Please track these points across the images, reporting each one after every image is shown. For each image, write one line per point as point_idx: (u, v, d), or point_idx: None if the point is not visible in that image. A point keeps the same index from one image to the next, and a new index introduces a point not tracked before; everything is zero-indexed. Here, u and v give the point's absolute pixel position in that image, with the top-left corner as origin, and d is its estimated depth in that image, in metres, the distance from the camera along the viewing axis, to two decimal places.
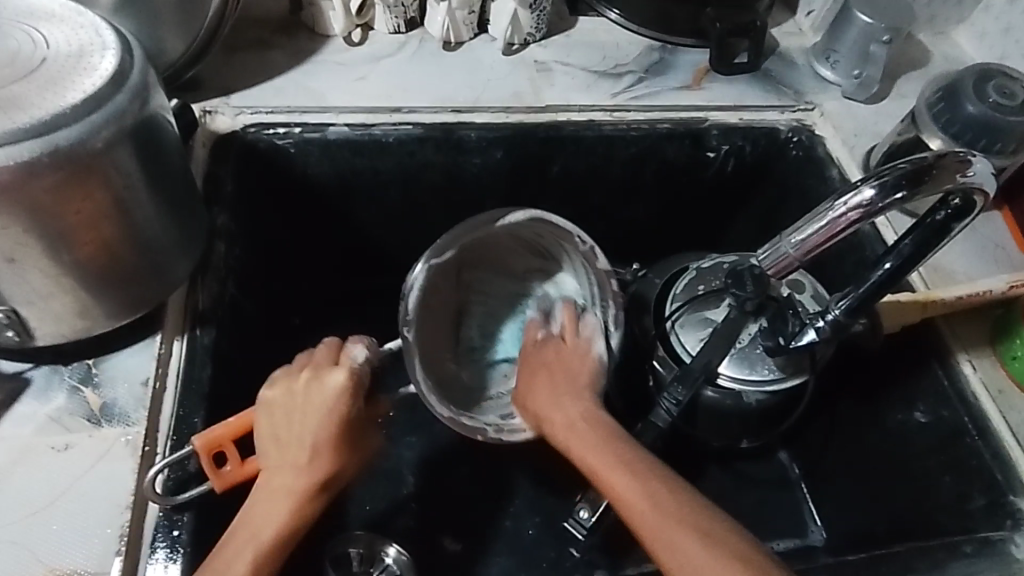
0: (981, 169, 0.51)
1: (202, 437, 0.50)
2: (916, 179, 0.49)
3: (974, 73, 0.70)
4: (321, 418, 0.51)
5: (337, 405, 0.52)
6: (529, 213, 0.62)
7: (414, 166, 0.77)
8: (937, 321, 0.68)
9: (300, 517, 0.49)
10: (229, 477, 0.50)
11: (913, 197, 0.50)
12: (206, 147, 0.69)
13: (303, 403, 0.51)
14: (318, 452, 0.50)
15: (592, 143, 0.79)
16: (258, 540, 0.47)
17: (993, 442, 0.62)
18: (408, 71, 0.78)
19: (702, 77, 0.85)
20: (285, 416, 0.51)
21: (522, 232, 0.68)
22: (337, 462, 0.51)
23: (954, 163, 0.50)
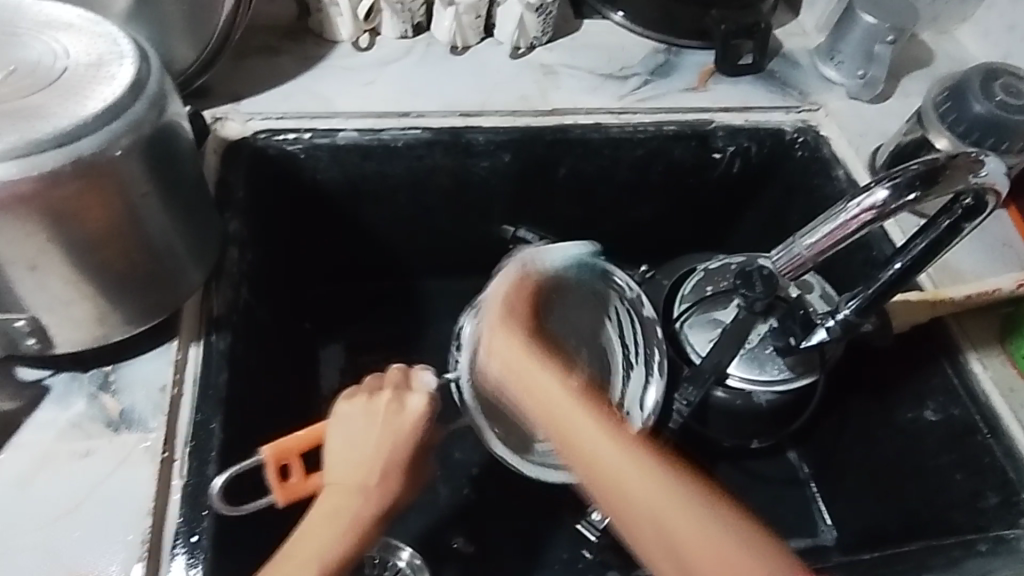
0: (993, 169, 0.52)
1: (273, 445, 0.53)
2: (930, 179, 0.50)
3: (979, 73, 0.70)
4: (389, 438, 0.54)
5: (406, 436, 0.54)
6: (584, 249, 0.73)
7: (423, 171, 0.77)
8: (946, 320, 0.68)
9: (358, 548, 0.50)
10: (293, 490, 0.53)
11: (926, 196, 0.50)
12: (218, 154, 0.69)
13: (370, 434, 0.54)
14: (387, 472, 0.53)
15: (599, 146, 0.80)
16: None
17: (1005, 440, 0.62)
18: (417, 75, 0.78)
19: (707, 79, 0.86)
20: (356, 434, 0.54)
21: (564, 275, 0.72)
22: (405, 480, 0.54)
23: (966, 163, 0.51)
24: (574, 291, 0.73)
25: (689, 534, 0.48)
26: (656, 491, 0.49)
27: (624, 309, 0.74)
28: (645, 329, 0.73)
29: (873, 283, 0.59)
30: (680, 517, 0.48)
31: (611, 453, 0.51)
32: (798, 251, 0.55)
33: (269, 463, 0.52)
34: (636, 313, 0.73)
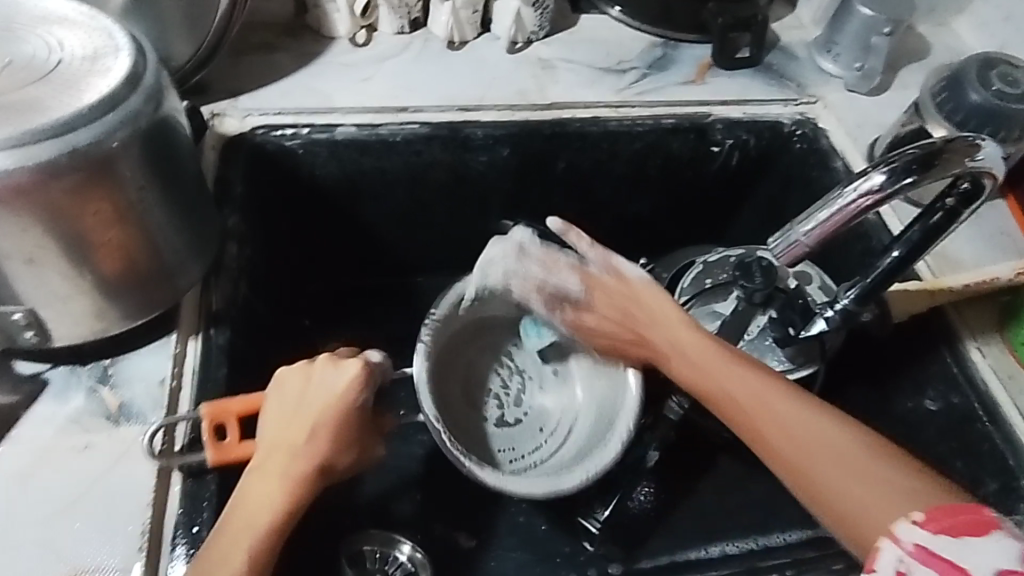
0: (991, 153, 0.51)
1: (214, 404, 0.51)
2: (926, 164, 0.50)
3: (977, 61, 0.70)
4: (325, 402, 0.51)
5: (340, 406, 0.51)
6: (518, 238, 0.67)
7: (421, 165, 0.77)
8: (945, 309, 0.68)
9: (285, 524, 0.47)
10: (224, 451, 0.50)
11: (924, 180, 0.50)
12: (215, 150, 0.69)
13: (305, 403, 0.51)
14: (315, 432, 0.50)
15: (597, 139, 0.80)
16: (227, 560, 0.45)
17: (1004, 426, 0.63)
18: (414, 70, 0.78)
19: (705, 72, 0.86)
20: (293, 397, 0.51)
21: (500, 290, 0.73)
22: (340, 445, 0.51)
23: (963, 147, 0.51)
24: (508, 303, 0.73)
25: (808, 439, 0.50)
26: (794, 405, 0.51)
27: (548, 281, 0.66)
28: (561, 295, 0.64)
29: (871, 272, 0.60)
30: (838, 439, 0.49)
31: (739, 383, 0.54)
32: (796, 238, 0.54)
33: (206, 421, 0.51)
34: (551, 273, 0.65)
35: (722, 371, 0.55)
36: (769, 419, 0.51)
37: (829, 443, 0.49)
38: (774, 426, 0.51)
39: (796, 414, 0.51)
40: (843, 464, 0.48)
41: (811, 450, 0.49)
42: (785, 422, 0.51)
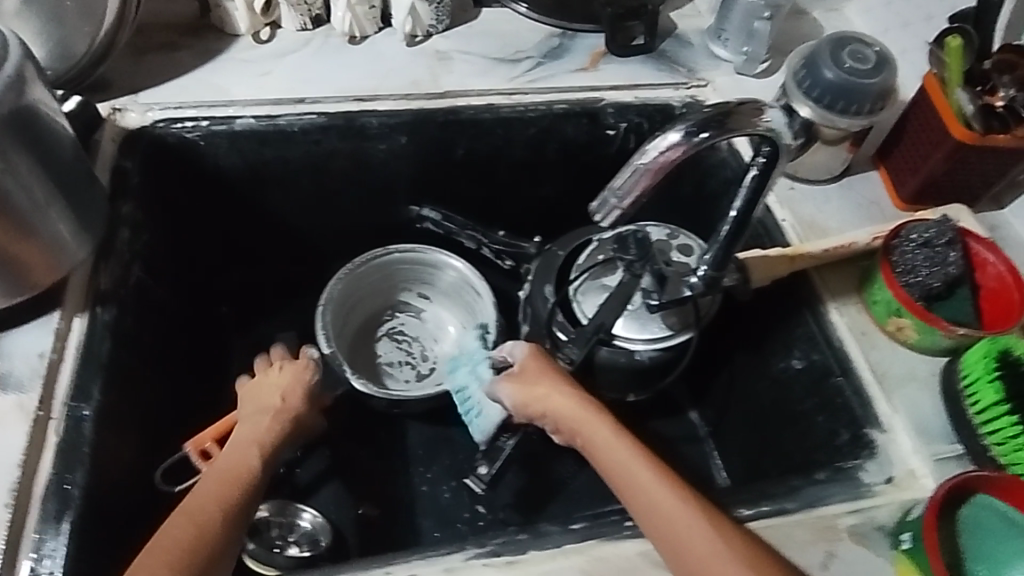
0: (777, 116, 0.54)
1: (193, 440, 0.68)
2: (721, 120, 0.51)
3: (831, 40, 0.74)
4: (282, 380, 0.68)
5: (297, 382, 0.68)
6: (381, 250, 0.86)
7: (322, 155, 0.81)
8: (809, 273, 0.72)
9: (274, 446, 0.62)
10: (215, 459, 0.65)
11: (719, 136, 0.50)
12: (116, 142, 0.73)
13: (268, 382, 0.68)
14: (285, 395, 0.67)
15: (492, 126, 0.84)
16: (243, 471, 0.57)
17: (855, 379, 0.67)
18: (314, 65, 0.82)
19: (598, 60, 0.90)
20: (253, 392, 0.68)
21: (363, 278, 0.87)
22: (302, 404, 0.67)
23: (749, 110, 0.52)
24: (372, 287, 0.88)
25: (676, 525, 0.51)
26: (670, 512, 0.52)
27: (386, 262, 0.87)
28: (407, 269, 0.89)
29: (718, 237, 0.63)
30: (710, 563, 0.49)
31: (651, 486, 0.54)
32: (615, 207, 0.53)
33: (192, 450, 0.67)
34: (389, 262, 0.87)
35: (635, 472, 0.55)
36: (650, 508, 0.53)
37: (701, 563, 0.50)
38: (655, 525, 0.52)
39: (683, 522, 0.51)
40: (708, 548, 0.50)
41: (683, 540, 0.50)
42: (653, 509, 0.53)
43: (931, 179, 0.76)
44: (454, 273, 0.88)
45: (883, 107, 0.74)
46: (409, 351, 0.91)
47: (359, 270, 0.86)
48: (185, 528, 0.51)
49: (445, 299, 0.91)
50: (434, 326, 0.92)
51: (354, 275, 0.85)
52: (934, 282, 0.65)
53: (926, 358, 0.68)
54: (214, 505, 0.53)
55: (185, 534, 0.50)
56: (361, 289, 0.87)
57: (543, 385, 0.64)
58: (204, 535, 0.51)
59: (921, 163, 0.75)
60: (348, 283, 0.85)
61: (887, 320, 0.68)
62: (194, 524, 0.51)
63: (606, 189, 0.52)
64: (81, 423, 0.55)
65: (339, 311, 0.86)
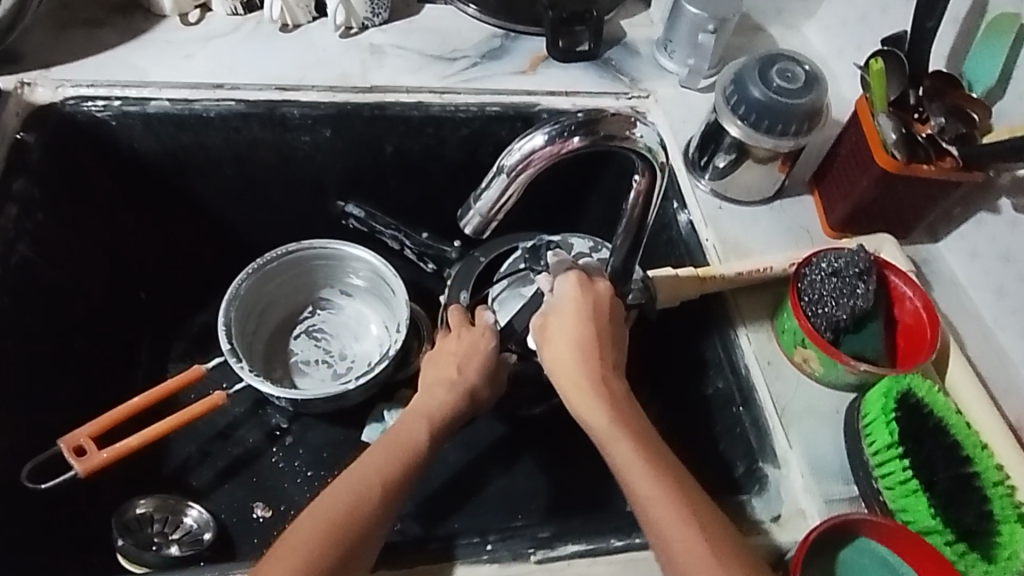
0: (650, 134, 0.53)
1: (67, 436, 0.66)
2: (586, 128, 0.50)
3: (761, 57, 0.72)
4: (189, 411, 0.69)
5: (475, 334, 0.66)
6: (297, 245, 0.84)
7: (242, 143, 0.79)
8: (722, 296, 0.70)
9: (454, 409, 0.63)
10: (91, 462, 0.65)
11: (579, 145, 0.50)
12: (21, 117, 0.71)
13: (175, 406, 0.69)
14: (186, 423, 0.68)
15: (420, 124, 0.82)
16: (399, 453, 0.57)
17: (754, 409, 0.64)
18: (240, 50, 0.81)
19: (538, 64, 0.88)
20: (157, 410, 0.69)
21: (279, 272, 0.85)
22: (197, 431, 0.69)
23: (618, 124, 0.51)
24: (289, 282, 0.87)
25: (659, 506, 0.52)
26: (656, 501, 0.53)
27: (303, 257, 0.85)
28: (326, 265, 0.87)
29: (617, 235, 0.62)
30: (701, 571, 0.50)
31: (649, 486, 0.53)
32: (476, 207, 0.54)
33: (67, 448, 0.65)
34: (307, 257, 0.85)
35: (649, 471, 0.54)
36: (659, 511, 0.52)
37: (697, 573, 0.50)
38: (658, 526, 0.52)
39: (685, 530, 0.51)
40: (679, 529, 0.51)
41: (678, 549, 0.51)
42: (659, 515, 0.52)
43: (859, 207, 0.73)
44: (372, 271, 0.86)
45: (811, 128, 0.72)
46: (327, 348, 0.89)
47: (274, 264, 0.84)
48: (318, 525, 0.51)
49: (365, 296, 0.90)
50: (353, 324, 0.90)
51: (266, 269, 0.84)
52: (840, 314, 0.63)
53: (832, 392, 0.65)
54: (376, 488, 0.54)
55: (335, 521, 0.51)
56: (275, 285, 0.86)
57: (568, 338, 0.61)
58: (350, 533, 0.51)
59: (850, 190, 0.73)
60: (261, 277, 0.83)
61: (793, 350, 0.65)
62: (340, 514, 0.52)
63: (471, 198, 0.54)
64: None
65: (253, 306, 0.84)
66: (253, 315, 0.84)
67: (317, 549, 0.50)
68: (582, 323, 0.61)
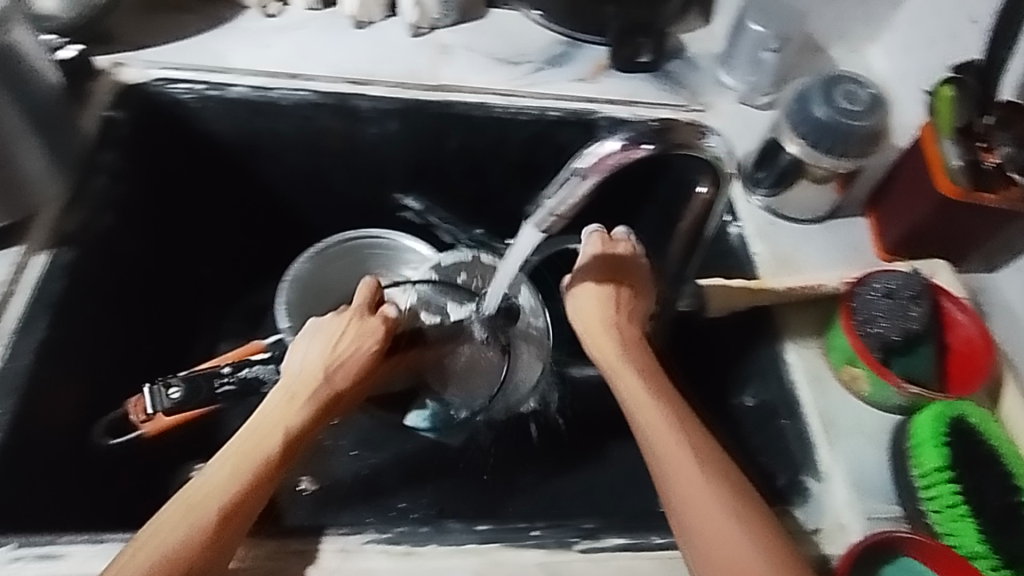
0: (722, 144, 0.53)
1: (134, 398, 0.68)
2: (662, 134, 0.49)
3: (825, 78, 0.73)
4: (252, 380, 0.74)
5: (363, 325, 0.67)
6: (356, 233, 0.87)
7: (312, 131, 0.82)
8: (772, 310, 0.71)
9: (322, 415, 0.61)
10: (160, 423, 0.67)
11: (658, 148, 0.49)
12: (111, 94, 0.75)
13: None
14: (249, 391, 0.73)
15: (483, 124, 0.84)
16: (253, 457, 0.55)
17: (799, 423, 0.66)
18: (316, 43, 0.84)
19: (599, 72, 0.90)
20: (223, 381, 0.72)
21: (336, 258, 0.88)
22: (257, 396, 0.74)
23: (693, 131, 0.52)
24: (344, 268, 0.89)
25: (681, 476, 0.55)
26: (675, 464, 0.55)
27: (361, 244, 0.88)
28: (380, 252, 0.90)
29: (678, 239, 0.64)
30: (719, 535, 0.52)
31: (667, 447, 0.57)
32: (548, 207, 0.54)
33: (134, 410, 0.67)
34: (364, 244, 0.88)
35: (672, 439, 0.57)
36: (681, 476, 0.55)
37: (717, 538, 0.52)
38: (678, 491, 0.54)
39: (707, 495, 0.54)
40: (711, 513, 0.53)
41: (698, 512, 0.53)
42: (683, 480, 0.55)
43: (914, 233, 0.74)
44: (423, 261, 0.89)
45: (871, 151, 0.72)
46: None
47: (333, 249, 0.87)
48: (190, 525, 0.50)
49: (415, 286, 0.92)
50: None
51: (326, 255, 0.87)
52: (892, 335, 0.64)
53: (879, 413, 0.66)
54: (218, 504, 0.51)
55: (180, 538, 0.49)
56: (331, 271, 0.88)
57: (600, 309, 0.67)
58: (206, 539, 0.49)
59: (907, 214, 0.74)
60: (320, 261, 0.86)
61: (841, 366, 0.66)
62: (206, 517, 0.50)
63: (543, 198, 0.53)
64: (19, 360, 0.59)
65: (310, 289, 0.87)
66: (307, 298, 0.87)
67: (181, 553, 0.48)
68: (608, 290, 0.67)
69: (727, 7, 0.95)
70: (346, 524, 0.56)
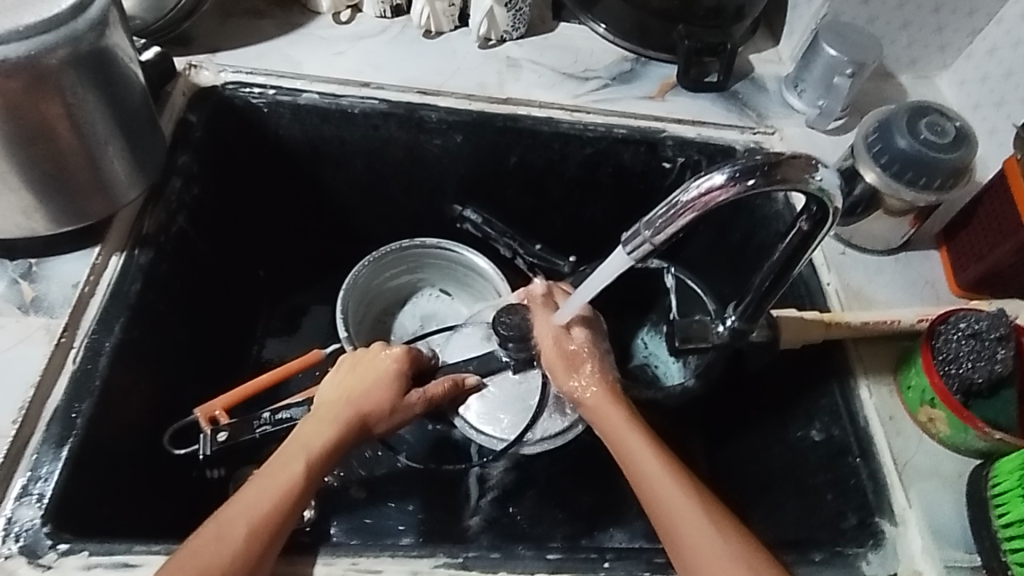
0: (830, 176, 0.51)
1: (202, 406, 0.70)
2: (770, 170, 0.49)
3: (908, 109, 0.71)
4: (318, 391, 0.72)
5: (398, 374, 0.67)
6: (412, 242, 0.86)
7: (378, 140, 0.82)
8: (846, 343, 0.69)
9: (339, 448, 0.61)
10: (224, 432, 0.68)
11: (765, 183, 0.48)
12: (186, 96, 0.76)
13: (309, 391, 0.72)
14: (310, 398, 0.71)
15: (548, 139, 0.83)
16: (287, 474, 0.56)
17: (873, 463, 0.63)
18: (384, 51, 0.84)
19: (667, 90, 0.88)
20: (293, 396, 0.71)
21: (391, 266, 0.87)
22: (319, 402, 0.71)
23: (802, 164, 0.50)
24: (396, 276, 0.89)
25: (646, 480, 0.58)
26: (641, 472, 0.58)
27: (415, 253, 0.87)
28: (430, 260, 0.89)
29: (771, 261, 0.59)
30: (699, 536, 0.53)
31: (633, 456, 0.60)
32: (642, 235, 0.53)
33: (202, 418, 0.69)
34: (418, 253, 0.88)
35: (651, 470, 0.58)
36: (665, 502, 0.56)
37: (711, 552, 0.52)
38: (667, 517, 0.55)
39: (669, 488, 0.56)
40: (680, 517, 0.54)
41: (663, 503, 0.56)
42: (668, 506, 0.55)
43: (993, 271, 0.72)
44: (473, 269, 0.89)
45: (955, 185, 0.70)
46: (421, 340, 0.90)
47: (389, 258, 0.86)
48: (227, 543, 0.50)
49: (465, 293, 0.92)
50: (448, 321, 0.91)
51: (382, 263, 0.86)
52: (977, 377, 0.61)
53: (954, 457, 0.64)
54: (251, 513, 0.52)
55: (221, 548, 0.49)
56: (386, 280, 0.88)
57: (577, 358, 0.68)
58: (234, 555, 0.49)
59: (987, 254, 0.72)
60: (377, 269, 0.86)
61: (919, 409, 0.65)
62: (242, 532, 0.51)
63: (640, 224, 0.53)
64: (95, 361, 0.59)
65: (366, 295, 0.86)
66: (362, 305, 0.86)
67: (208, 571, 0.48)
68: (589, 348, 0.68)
69: (799, 26, 0.91)
70: (416, 548, 0.56)
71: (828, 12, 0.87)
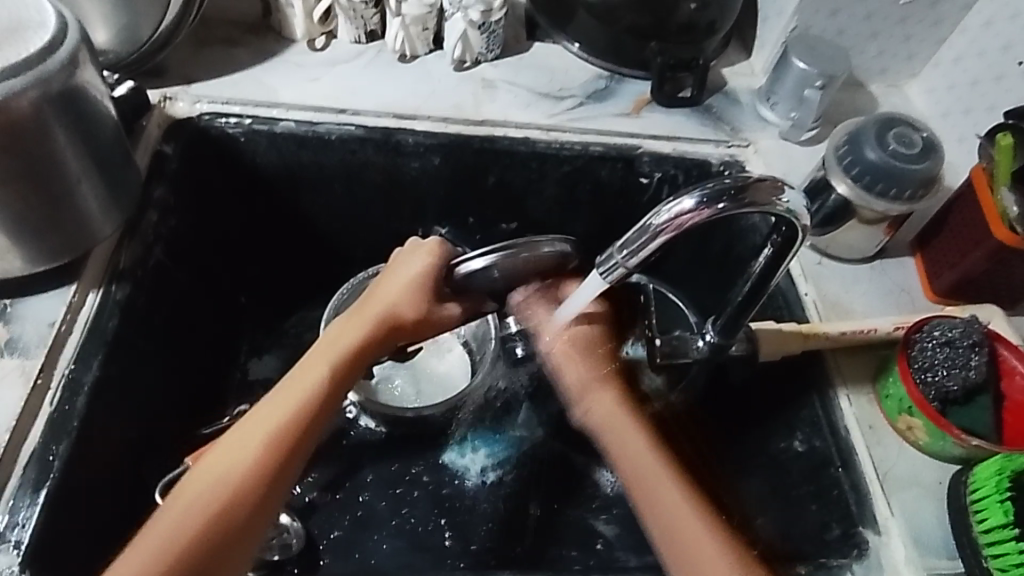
0: (797, 198, 0.53)
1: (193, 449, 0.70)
2: (738, 195, 0.50)
3: (876, 120, 0.73)
4: None
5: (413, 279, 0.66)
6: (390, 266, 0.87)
7: (356, 164, 0.83)
8: (824, 354, 0.70)
9: (337, 379, 0.62)
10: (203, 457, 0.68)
11: (733, 208, 0.50)
12: (160, 128, 0.76)
13: None
14: None
15: (525, 158, 0.84)
16: (278, 419, 0.58)
17: (854, 472, 0.64)
18: (360, 77, 0.84)
19: (642, 107, 0.88)
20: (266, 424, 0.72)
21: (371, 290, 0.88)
22: None
23: (769, 187, 0.51)
24: None
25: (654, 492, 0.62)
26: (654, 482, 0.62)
27: None
28: None
29: (747, 276, 0.61)
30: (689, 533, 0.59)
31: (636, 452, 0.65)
32: (616, 259, 0.54)
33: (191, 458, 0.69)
34: None
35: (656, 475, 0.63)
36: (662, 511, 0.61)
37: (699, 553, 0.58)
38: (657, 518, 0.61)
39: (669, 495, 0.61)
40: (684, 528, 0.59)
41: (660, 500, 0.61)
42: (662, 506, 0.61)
43: (966, 277, 0.73)
44: None
45: (925, 195, 0.71)
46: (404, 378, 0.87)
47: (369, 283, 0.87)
48: (219, 484, 0.55)
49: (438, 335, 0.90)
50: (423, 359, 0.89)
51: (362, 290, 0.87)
52: (951, 386, 0.62)
53: (934, 463, 0.65)
54: (241, 462, 0.56)
55: (213, 501, 0.54)
56: None
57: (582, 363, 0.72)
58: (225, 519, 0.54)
59: (959, 260, 0.73)
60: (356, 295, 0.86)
61: (897, 417, 0.65)
62: (202, 500, 0.54)
63: (616, 245, 0.53)
64: (74, 399, 0.58)
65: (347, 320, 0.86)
66: None
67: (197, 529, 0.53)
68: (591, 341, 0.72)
69: (770, 40, 0.92)
70: None
71: (797, 25, 0.88)
